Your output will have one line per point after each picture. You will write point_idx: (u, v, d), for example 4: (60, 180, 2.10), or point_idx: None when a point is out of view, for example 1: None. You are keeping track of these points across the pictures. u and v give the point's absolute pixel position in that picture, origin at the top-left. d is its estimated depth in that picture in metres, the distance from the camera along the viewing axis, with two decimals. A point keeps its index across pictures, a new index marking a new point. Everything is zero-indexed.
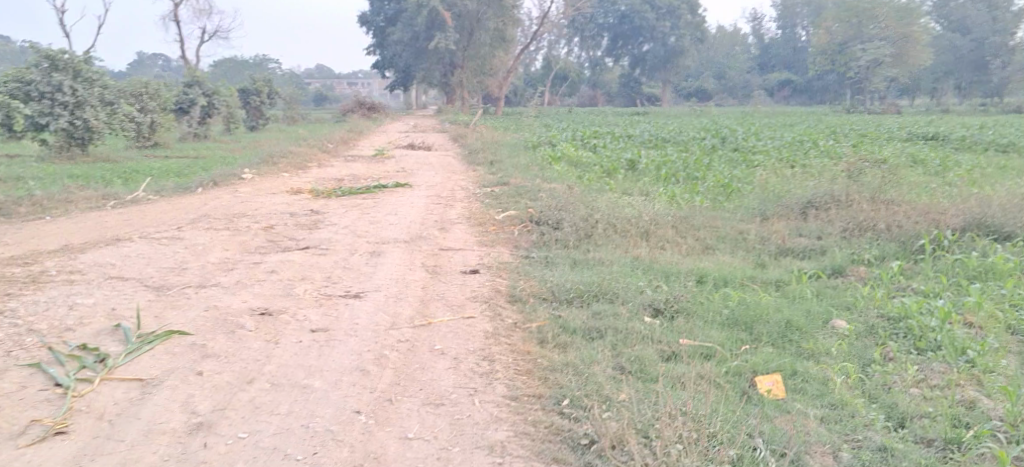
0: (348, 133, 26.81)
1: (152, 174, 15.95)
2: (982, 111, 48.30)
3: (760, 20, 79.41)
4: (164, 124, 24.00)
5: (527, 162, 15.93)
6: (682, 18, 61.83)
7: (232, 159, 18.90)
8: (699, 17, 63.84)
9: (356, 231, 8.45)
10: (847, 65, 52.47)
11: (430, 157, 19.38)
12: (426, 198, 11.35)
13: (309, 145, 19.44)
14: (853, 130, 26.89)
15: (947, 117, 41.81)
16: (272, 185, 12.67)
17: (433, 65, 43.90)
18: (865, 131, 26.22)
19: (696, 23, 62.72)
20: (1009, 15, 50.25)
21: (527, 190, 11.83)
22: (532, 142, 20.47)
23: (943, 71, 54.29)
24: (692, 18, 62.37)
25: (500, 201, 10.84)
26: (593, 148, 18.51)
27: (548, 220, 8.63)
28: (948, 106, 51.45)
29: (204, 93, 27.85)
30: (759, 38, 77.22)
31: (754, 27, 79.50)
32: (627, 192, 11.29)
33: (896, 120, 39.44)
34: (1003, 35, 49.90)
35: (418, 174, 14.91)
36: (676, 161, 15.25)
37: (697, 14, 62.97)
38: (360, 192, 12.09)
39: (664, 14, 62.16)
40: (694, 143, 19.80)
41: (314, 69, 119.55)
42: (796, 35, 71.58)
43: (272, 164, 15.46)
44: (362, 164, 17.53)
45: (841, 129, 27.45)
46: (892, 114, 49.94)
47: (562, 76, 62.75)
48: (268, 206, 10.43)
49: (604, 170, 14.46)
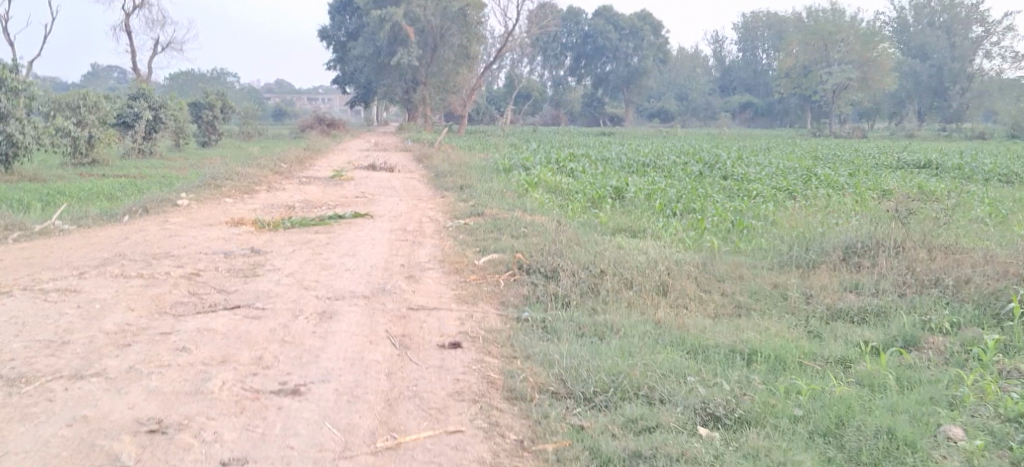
0: (305, 151, 25.12)
1: (78, 197, 14.02)
2: (946, 135, 48.17)
3: (721, 42, 79.54)
4: (103, 140, 21.95)
5: (501, 188, 14.44)
6: (646, 39, 62.15)
7: (175, 180, 17.01)
8: (662, 39, 63.68)
9: (302, 281, 6.80)
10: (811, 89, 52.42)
11: (393, 180, 17.77)
12: (389, 233, 9.71)
13: (260, 165, 17.65)
14: (834, 155, 25.97)
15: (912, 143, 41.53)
16: (212, 214, 10.91)
17: (395, 82, 42.35)
18: (848, 157, 25.32)
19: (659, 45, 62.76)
20: (968, 42, 50.63)
21: (507, 223, 10.30)
22: (503, 165, 19.02)
23: (902, 97, 54.06)
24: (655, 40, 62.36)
25: (478, 239, 9.28)
26: (568, 172, 17.12)
27: (542, 269, 7.08)
28: (910, 131, 51.45)
29: (150, 107, 25.82)
30: (720, 61, 77.37)
31: (715, 50, 79.56)
32: (623, 232, 9.83)
33: (863, 144, 39.21)
34: (961, 61, 50.84)
35: (381, 201, 13.28)
36: (666, 190, 13.92)
37: (660, 36, 64.01)
38: (313, 222, 10.47)
39: (627, 35, 62.16)
40: (677, 167, 18.56)
41: (273, 85, 116.70)
42: (757, 59, 71.87)
43: (215, 187, 13.65)
44: (317, 188, 15.80)
45: (822, 154, 26.51)
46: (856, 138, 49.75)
47: (525, 94, 61.94)
48: (202, 242, 8.72)
49: (588, 200, 13.04)
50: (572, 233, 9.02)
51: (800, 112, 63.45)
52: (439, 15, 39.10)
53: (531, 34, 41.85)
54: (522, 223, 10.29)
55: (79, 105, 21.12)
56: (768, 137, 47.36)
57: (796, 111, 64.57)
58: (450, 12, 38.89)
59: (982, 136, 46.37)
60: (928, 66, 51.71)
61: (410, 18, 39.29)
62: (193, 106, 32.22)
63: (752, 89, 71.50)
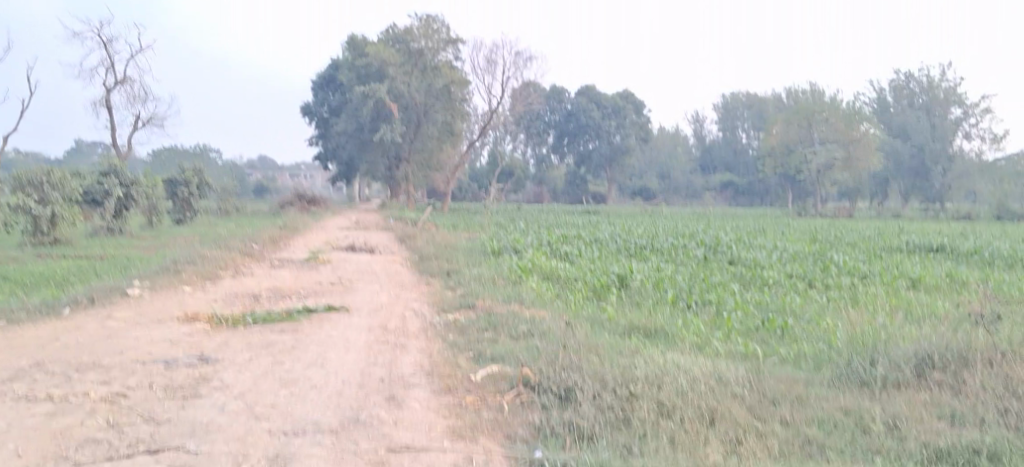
0: (281, 229, 23.79)
1: (22, 284, 12.55)
2: (933, 215, 47.72)
3: (702, 122, 80.06)
4: (68, 218, 20.42)
5: (493, 275, 13.19)
6: (628, 118, 61.90)
7: (135, 263, 15.53)
8: (645, 118, 63.76)
9: (255, 405, 5.39)
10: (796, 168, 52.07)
11: (374, 263, 16.48)
12: (368, 331, 8.32)
13: (230, 246, 16.27)
14: (833, 237, 25.01)
15: (900, 223, 41.01)
16: (164, 307, 9.50)
17: (378, 158, 41.58)
18: (849, 239, 24.35)
19: (641, 124, 62.95)
20: (947, 123, 50.75)
21: (504, 319, 8.99)
22: (490, 246, 17.86)
23: (884, 177, 53.98)
24: (638, 118, 62.47)
25: (474, 341, 7.95)
26: (561, 256, 15.98)
27: (554, 387, 5.78)
28: (897, 212, 51.04)
29: (122, 183, 24.36)
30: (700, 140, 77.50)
31: (696, 130, 79.97)
32: (640, 334, 8.60)
33: (853, 225, 38.48)
34: (941, 142, 50.68)
35: (360, 289, 11.94)
36: (674, 277, 12.75)
37: (642, 115, 64.08)
38: (278, 317, 9.07)
39: (610, 114, 61.98)
40: (677, 250, 17.53)
41: (254, 160, 116.07)
42: (737, 138, 72.00)
43: (174, 273, 12.23)
44: (290, 273, 14.43)
45: (820, 236, 25.56)
46: (843, 218, 49.28)
47: (508, 171, 61.41)
48: (143, 346, 7.27)
49: (590, 288, 11.87)
50: (582, 336, 7.77)
51: (782, 191, 63.24)
52: (424, 91, 38.55)
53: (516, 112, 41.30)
54: (523, 320, 8.99)
55: (45, 181, 19.68)
56: (754, 216, 46.70)
57: (777, 191, 64.38)
58: (434, 89, 38.38)
59: (969, 217, 45.93)
60: (909, 147, 51.55)
61: (394, 95, 38.59)
62: (169, 182, 30.88)
63: (733, 168, 71.43)
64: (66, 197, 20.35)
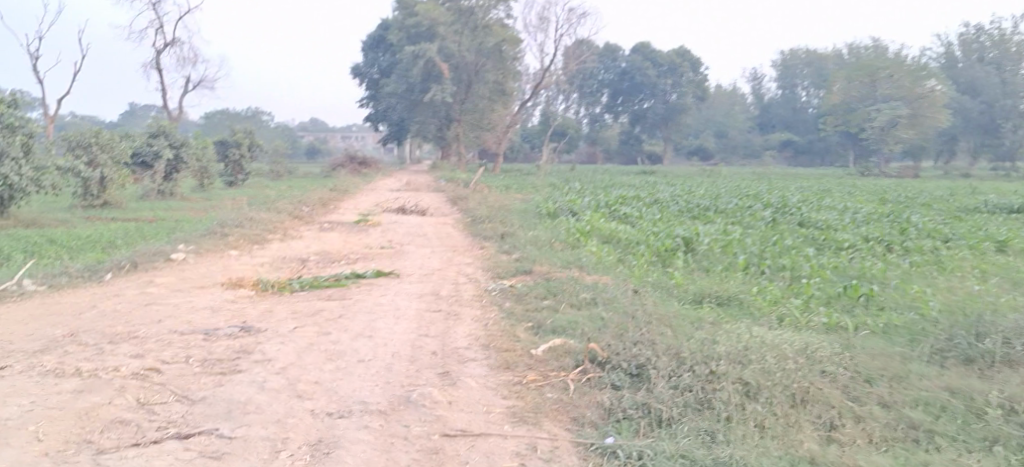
0: (331, 192, 23.53)
1: (70, 248, 12.45)
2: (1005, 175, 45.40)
3: (760, 79, 77.52)
4: (118, 180, 20.44)
5: (549, 238, 12.63)
6: (683, 76, 60.14)
7: (184, 226, 15.41)
8: (701, 76, 61.87)
9: (297, 381, 4.95)
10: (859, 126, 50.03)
11: (425, 226, 16.06)
12: (419, 298, 7.85)
13: (279, 209, 16.01)
14: (906, 197, 23.71)
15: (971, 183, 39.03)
16: (209, 272, 9.18)
17: (429, 119, 41.13)
18: (923, 199, 23.04)
19: (698, 81, 60.38)
20: None
21: (564, 286, 8.43)
22: (546, 208, 17.29)
23: (951, 135, 51.54)
24: (693, 76, 60.63)
25: (531, 311, 7.41)
26: (620, 218, 15.28)
27: (625, 363, 5.20)
28: (966, 171, 48.75)
29: (171, 144, 24.42)
30: (758, 98, 74.96)
31: (754, 88, 77.51)
32: (711, 304, 7.97)
33: (920, 184, 36.83)
34: (1014, 98, 48.10)
35: (411, 253, 11.50)
36: (742, 240, 12.00)
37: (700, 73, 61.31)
38: (327, 283, 8.68)
39: (665, 72, 60.26)
40: (741, 212, 16.71)
41: (308, 122, 116.80)
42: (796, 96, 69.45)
43: (221, 237, 11.98)
44: (340, 236, 14.10)
45: (892, 195, 24.27)
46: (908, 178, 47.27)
47: (561, 131, 60.58)
48: (183, 315, 6.94)
49: (653, 252, 11.22)
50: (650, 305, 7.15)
51: (842, 150, 61.01)
52: (474, 50, 37.74)
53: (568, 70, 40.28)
54: (584, 286, 8.42)
55: (93, 143, 19.75)
56: (813, 176, 45.09)
57: (838, 150, 62.15)
58: (486, 48, 37.49)
59: None
60: (978, 103, 48.58)
61: (444, 55, 37.87)
62: (220, 144, 30.88)
63: (791, 127, 68.90)
64: (115, 159, 20.35)
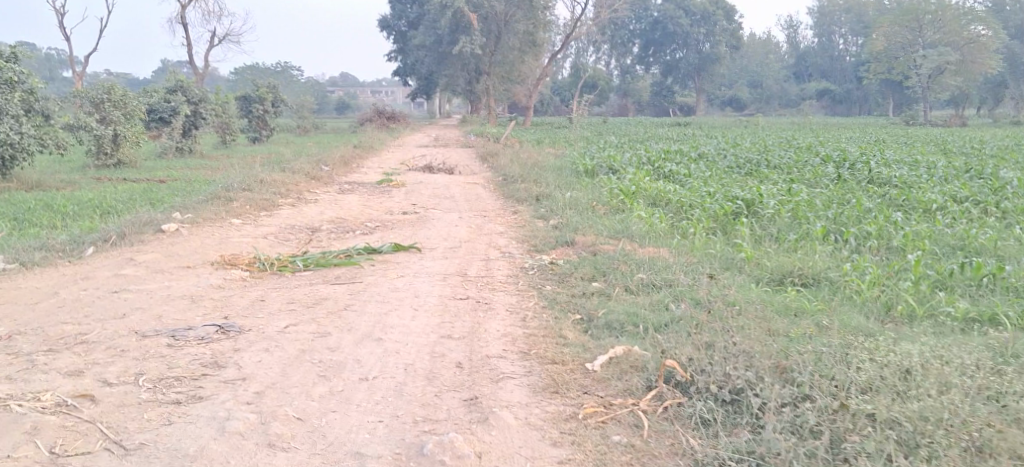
0: (355, 148, 22.22)
1: (66, 215, 11.32)
2: None
3: (797, 27, 74.35)
4: (132, 138, 19.25)
5: (591, 201, 11.22)
6: (719, 24, 57.22)
7: (194, 188, 14.21)
8: (737, 23, 59.18)
9: (272, 419, 3.68)
10: (904, 73, 47.39)
11: (453, 186, 14.72)
12: (444, 281, 6.52)
13: (295, 169, 14.72)
14: (969, 147, 21.78)
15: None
16: (203, 248, 7.92)
17: (457, 72, 39.57)
18: (990, 150, 21.08)
19: (733, 30, 58.03)
20: None
21: (615, 263, 7.06)
22: (583, 164, 15.87)
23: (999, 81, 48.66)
24: (728, 24, 57.83)
25: (578, 299, 6.04)
26: (666, 176, 13.81)
27: (716, 387, 3.85)
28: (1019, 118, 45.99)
29: (189, 100, 23.13)
30: (795, 45, 71.69)
31: (790, 35, 74.40)
32: (798, 287, 6.54)
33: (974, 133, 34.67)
34: None
35: (438, 220, 10.18)
36: (811, 201, 10.50)
37: (734, 21, 58.96)
38: (335, 261, 7.37)
39: (699, 21, 57.63)
40: (799, 167, 15.11)
41: (337, 76, 115.49)
42: (835, 43, 66.26)
43: (225, 202, 10.73)
44: (360, 199, 12.80)
45: (953, 147, 22.32)
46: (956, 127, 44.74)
47: (591, 83, 58.79)
48: (154, 308, 5.70)
49: (710, 215, 9.79)
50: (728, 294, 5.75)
51: (883, 98, 58.33)
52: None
53: (600, 19, 38.19)
54: (641, 262, 7.02)
55: (105, 99, 18.48)
56: (855, 126, 43.03)
57: (877, 99, 59.59)
58: None
59: None
60: None
61: (473, 4, 35.99)
62: (243, 99, 29.53)
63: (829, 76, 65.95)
64: (129, 115, 19.16)
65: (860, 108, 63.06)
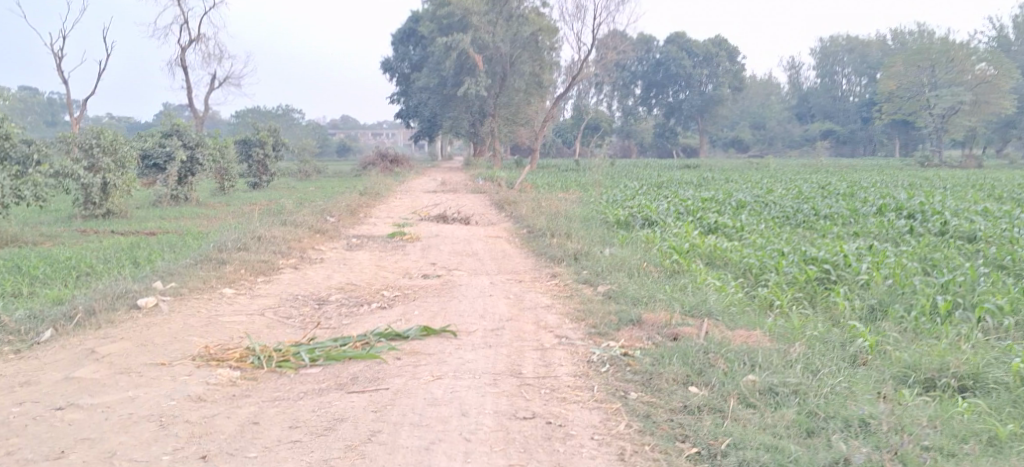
0: (360, 195, 20.82)
1: (36, 279, 9.83)
2: None
3: (798, 67, 73.49)
4: (122, 187, 17.83)
5: (640, 261, 9.72)
6: (721, 65, 56.29)
7: (184, 245, 12.71)
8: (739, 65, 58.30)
9: None
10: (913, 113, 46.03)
11: (472, 240, 13.26)
12: (496, 387, 4.96)
13: (297, 221, 13.26)
14: (1010, 192, 20.25)
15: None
16: (183, 336, 6.37)
17: (462, 114, 38.42)
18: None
19: (736, 71, 57.07)
20: None
21: (710, 358, 5.48)
22: (613, 214, 14.46)
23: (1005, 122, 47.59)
24: (731, 66, 56.93)
25: (684, 418, 4.49)
26: (714, 229, 12.41)
27: None
28: None
29: (185, 145, 21.72)
30: (796, 87, 70.92)
31: (790, 76, 73.64)
32: (960, 394, 5.01)
33: (993, 175, 33.24)
34: None
35: (465, 288, 8.65)
36: (901, 262, 9.00)
37: (736, 62, 58.07)
38: (349, 353, 5.79)
39: (701, 62, 56.80)
40: (856, 217, 13.64)
41: (338, 120, 115.07)
42: (837, 84, 64.59)
43: (216, 266, 9.23)
44: (371, 259, 11.30)
45: (991, 192, 20.81)
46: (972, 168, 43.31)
47: (594, 125, 57.72)
48: (107, 440, 4.16)
49: (789, 281, 8.34)
50: (899, 428, 4.23)
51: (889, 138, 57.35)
52: (509, 41, 34.49)
53: (608, 58, 36.97)
54: (746, 356, 5.50)
55: (94, 144, 17.01)
56: (867, 168, 41.76)
57: (882, 139, 58.61)
58: (520, 38, 34.26)
59: None
60: None
61: (478, 46, 34.82)
62: (242, 143, 28.21)
63: (833, 117, 64.84)
64: (120, 163, 17.75)
65: (864, 149, 62.09)
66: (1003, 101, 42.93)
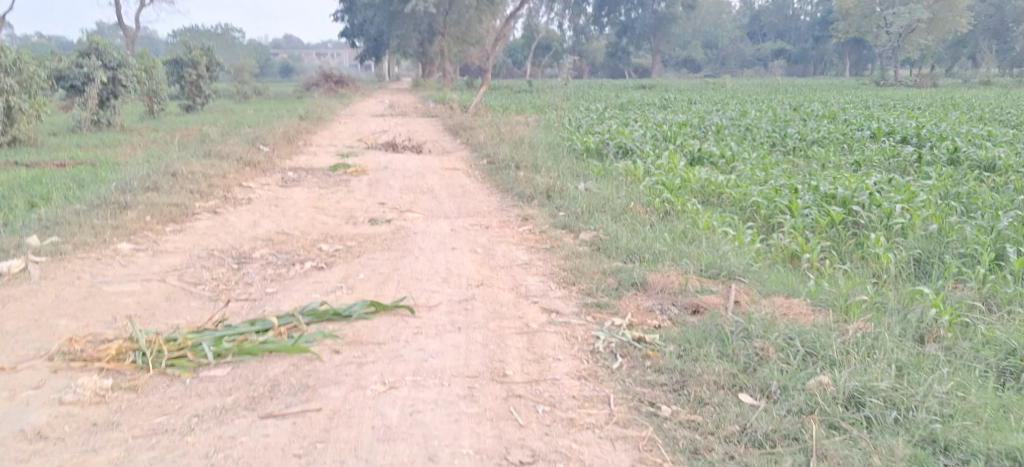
0: (300, 120, 18.88)
1: None
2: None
3: None
4: (29, 111, 15.49)
5: (626, 201, 8.28)
6: None
7: (94, 180, 10.86)
8: None
9: None
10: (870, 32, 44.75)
11: (426, 173, 11.72)
12: (473, 405, 3.55)
13: (224, 152, 11.48)
14: (980, 113, 19.34)
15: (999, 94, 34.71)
16: (43, 320, 4.76)
17: (410, 33, 36.06)
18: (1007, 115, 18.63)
19: None
20: None
21: (758, 348, 4.09)
22: (582, 141, 12.98)
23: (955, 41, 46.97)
24: None
25: (751, 455, 3.17)
26: (700, 159, 11.00)
27: None
28: (987, 77, 43.86)
29: (105, 65, 18.50)
30: (747, 6, 69.50)
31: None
32: None
33: (950, 95, 32.54)
34: None
35: (422, 238, 7.16)
36: (932, 198, 7.66)
37: None
38: (268, 345, 4.26)
39: None
40: (848, 143, 12.36)
41: (281, 40, 110.12)
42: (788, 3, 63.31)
43: (117, 213, 7.55)
44: (310, 198, 9.70)
45: (960, 112, 19.86)
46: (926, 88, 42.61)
47: (545, 45, 55.43)
48: None
49: (810, 225, 7.02)
50: None
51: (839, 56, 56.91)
52: None
53: None
54: (802, 338, 4.16)
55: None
56: (824, 88, 40.60)
57: (833, 58, 57.81)
58: None
59: None
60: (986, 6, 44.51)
61: None
62: (172, 63, 25.75)
63: (784, 35, 63.35)
64: (25, 83, 15.38)
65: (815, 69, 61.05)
66: (960, 19, 41.59)
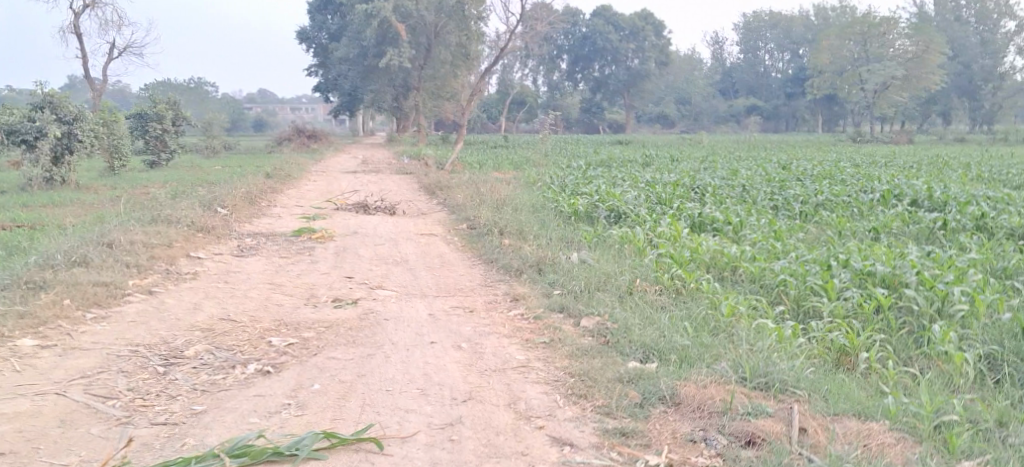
0: (266, 178, 17.66)
1: None
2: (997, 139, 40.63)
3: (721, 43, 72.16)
4: None
5: (631, 276, 7.19)
6: (648, 40, 54.31)
7: (25, 248, 9.53)
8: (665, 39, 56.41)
9: None
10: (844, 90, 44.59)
11: (401, 239, 10.56)
12: None
13: (173, 216, 10.26)
14: (972, 172, 18.65)
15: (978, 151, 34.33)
16: None
17: (384, 87, 35.21)
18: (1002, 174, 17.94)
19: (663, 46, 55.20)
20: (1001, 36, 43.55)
21: None
22: (570, 203, 11.94)
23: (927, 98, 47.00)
24: (658, 40, 55.00)
25: None
26: (703, 225, 9.98)
27: None
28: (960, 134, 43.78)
29: (60, 119, 16.84)
30: (719, 63, 69.95)
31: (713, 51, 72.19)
32: None
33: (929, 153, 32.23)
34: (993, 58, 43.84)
35: (396, 326, 5.98)
36: (985, 278, 6.64)
37: (663, 37, 56.07)
38: None
39: (628, 37, 54.51)
40: (858, 207, 11.42)
41: (253, 94, 109.16)
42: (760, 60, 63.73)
43: (28, 296, 6.28)
44: (268, 270, 8.50)
45: (952, 171, 19.19)
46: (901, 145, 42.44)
47: (520, 100, 54.94)
48: None
49: (853, 311, 5.96)
50: None
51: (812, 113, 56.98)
52: (434, 9, 31.43)
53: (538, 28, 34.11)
54: None
55: None
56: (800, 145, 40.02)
57: (805, 115, 57.92)
58: (445, 6, 31.08)
59: None
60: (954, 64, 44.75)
61: (401, 14, 31.75)
62: (137, 116, 24.39)
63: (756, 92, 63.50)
64: None
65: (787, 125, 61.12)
66: (933, 76, 41.22)
